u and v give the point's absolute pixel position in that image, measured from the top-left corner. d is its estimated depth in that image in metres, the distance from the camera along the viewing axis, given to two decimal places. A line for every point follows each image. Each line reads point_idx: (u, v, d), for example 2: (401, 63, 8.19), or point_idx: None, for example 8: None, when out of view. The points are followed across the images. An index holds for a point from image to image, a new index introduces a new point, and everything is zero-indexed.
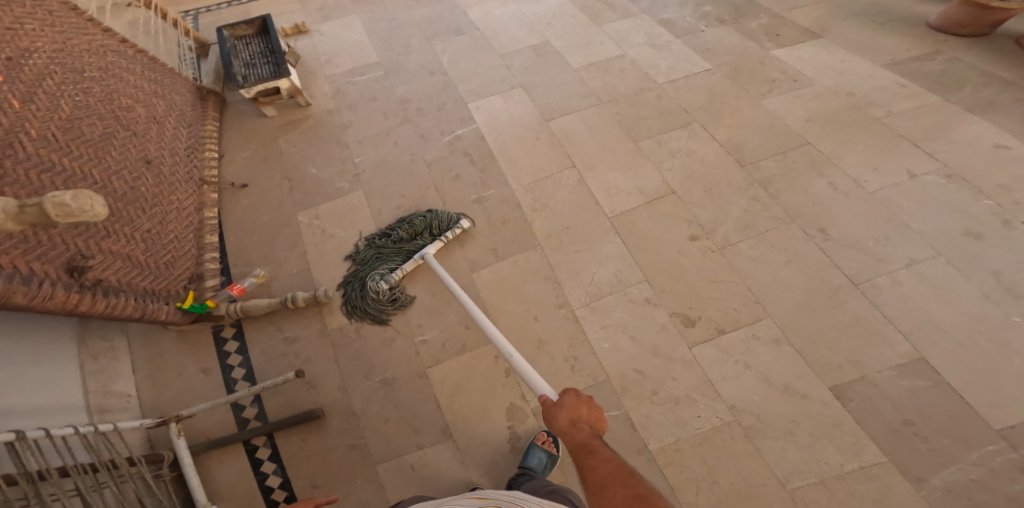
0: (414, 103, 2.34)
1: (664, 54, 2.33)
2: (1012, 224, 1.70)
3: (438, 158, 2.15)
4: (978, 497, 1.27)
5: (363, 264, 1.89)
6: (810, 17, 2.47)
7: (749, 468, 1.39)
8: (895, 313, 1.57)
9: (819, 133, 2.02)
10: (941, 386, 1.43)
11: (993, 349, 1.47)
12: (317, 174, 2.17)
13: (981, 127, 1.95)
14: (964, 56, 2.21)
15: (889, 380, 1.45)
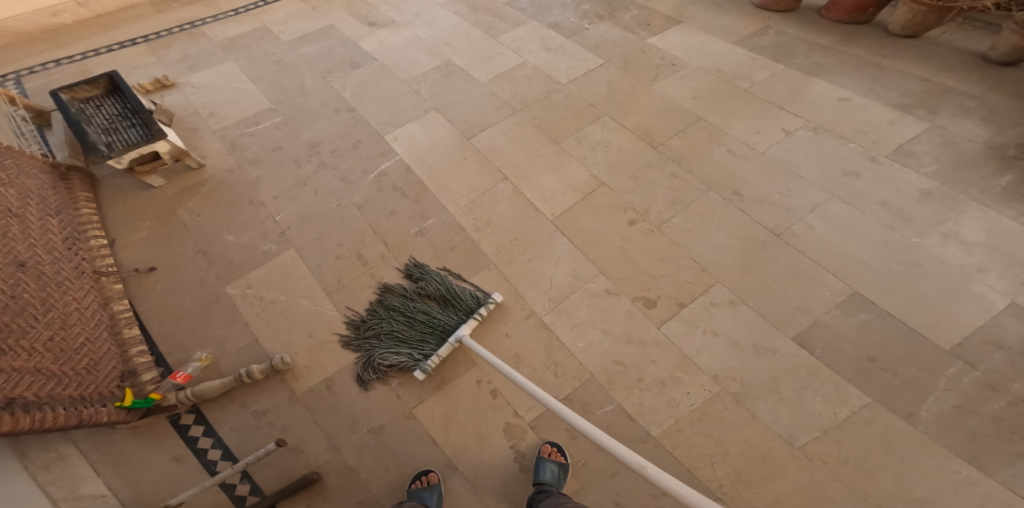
0: (326, 145, 2.23)
1: (561, 55, 2.32)
2: (877, 159, 2.00)
3: (367, 199, 2.06)
4: (964, 420, 1.44)
5: (384, 323, 1.77)
6: (668, 4, 2.56)
7: (753, 434, 1.49)
8: (818, 254, 1.79)
9: (705, 110, 2.13)
10: (881, 315, 1.64)
11: (905, 270, 1.73)
12: (236, 242, 1.96)
13: (822, 87, 2.23)
14: (787, 28, 2.46)
15: (838, 319, 1.64)
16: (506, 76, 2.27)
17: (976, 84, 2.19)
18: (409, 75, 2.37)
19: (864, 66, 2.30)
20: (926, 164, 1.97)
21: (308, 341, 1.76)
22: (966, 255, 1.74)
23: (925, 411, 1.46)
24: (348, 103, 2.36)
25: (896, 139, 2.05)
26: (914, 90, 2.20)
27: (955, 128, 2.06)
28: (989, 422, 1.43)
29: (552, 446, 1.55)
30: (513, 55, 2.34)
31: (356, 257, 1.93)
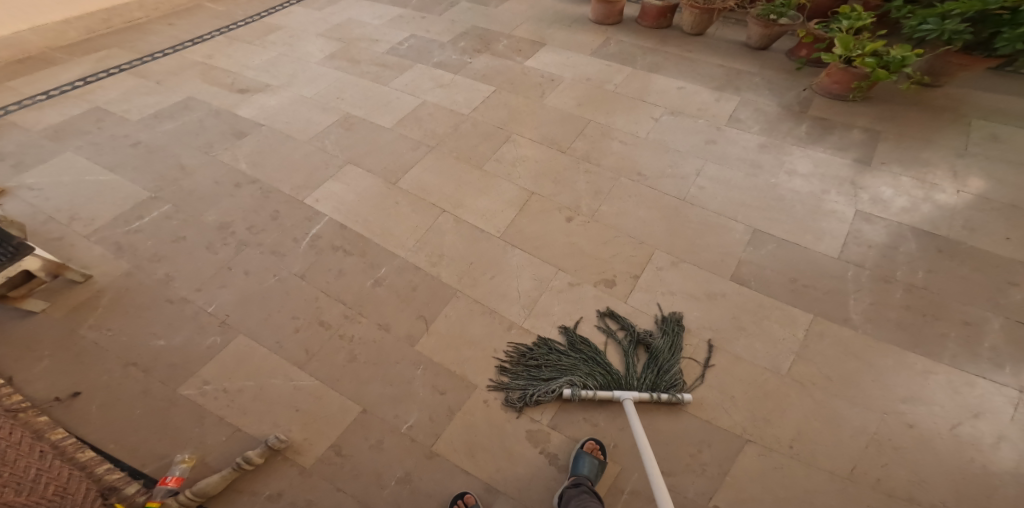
0: (239, 223, 2.09)
1: (455, 90, 2.53)
2: (722, 128, 2.49)
3: (308, 266, 1.98)
4: (885, 313, 1.86)
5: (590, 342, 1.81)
6: (528, 31, 2.88)
7: (745, 373, 1.72)
8: (718, 207, 2.17)
9: (593, 112, 2.46)
10: (781, 243, 2.06)
11: (778, 204, 2.20)
12: (168, 344, 1.72)
13: (666, 80, 2.69)
14: (621, 37, 2.92)
15: (754, 253, 2.03)
16: (412, 115, 2.42)
17: (760, 64, 2.88)
18: (309, 133, 2.41)
19: (687, 59, 2.84)
20: (754, 125, 2.53)
21: (298, 414, 1.63)
22: (808, 183, 2.30)
23: (856, 313, 1.86)
24: (252, 175, 2.27)
25: (728, 110, 2.58)
26: (727, 73, 2.79)
27: (764, 96, 2.69)
28: (903, 311, 1.86)
29: (597, 445, 1.58)
30: (410, 95, 2.51)
31: (317, 324, 1.83)
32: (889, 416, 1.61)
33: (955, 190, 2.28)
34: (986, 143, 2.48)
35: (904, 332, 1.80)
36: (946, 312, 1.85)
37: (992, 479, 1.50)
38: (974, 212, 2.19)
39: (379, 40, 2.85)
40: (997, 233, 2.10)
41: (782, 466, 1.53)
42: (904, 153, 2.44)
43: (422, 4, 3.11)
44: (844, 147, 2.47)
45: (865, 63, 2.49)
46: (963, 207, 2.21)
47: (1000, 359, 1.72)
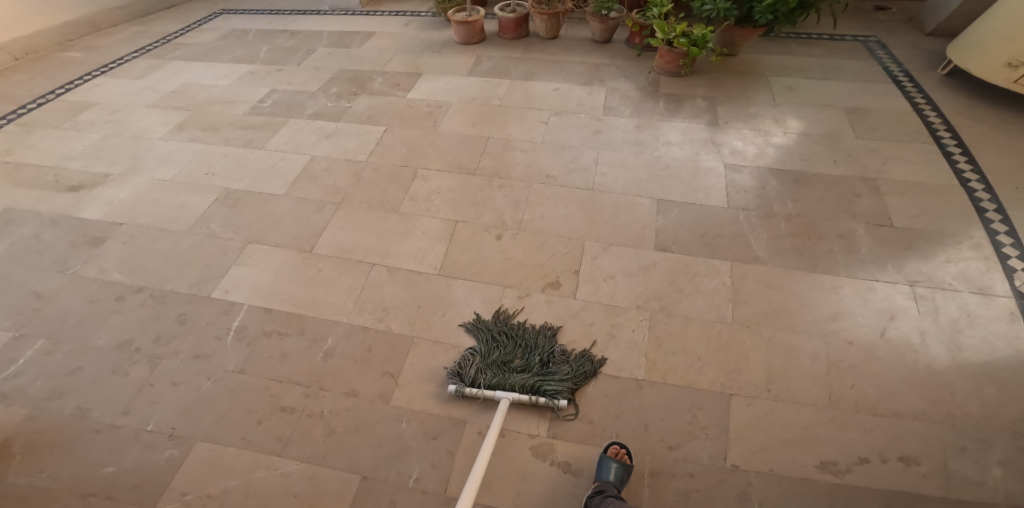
0: (142, 336, 1.81)
1: (343, 137, 2.41)
2: (602, 118, 2.72)
3: (245, 358, 1.79)
4: (785, 245, 2.17)
5: (506, 339, 1.85)
6: (400, 64, 2.85)
7: (696, 331, 1.93)
8: (622, 189, 2.35)
9: (488, 129, 2.52)
10: (682, 206, 2.29)
11: (668, 174, 2.45)
12: (119, 469, 1.52)
13: (543, 84, 2.87)
14: (490, 53, 3.02)
15: (665, 221, 2.22)
16: (306, 173, 2.26)
17: (609, 56, 3.15)
18: (190, 217, 2.13)
19: (551, 62, 3.03)
20: (623, 111, 2.79)
21: (299, 500, 1.48)
22: (679, 149, 2.59)
23: (762, 250, 2.15)
24: (137, 279, 1.95)
25: (597, 102, 2.81)
26: (584, 69, 3.02)
27: (621, 85, 2.96)
28: (792, 238, 2.19)
29: (621, 446, 1.61)
30: (296, 154, 2.33)
31: (278, 410, 1.67)
32: (830, 338, 1.91)
33: (786, 131, 2.74)
34: (789, 93, 3.00)
35: (799, 256, 2.13)
36: (821, 228, 2.23)
37: (944, 377, 1.80)
38: (807, 144, 2.65)
39: (234, 100, 2.60)
40: (827, 159, 2.57)
41: (771, 410, 1.74)
42: (741, 111, 2.86)
43: (271, 56, 2.89)
44: (695, 114, 2.82)
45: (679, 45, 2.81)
46: (799, 143, 2.66)
47: (879, 258, 2.13)
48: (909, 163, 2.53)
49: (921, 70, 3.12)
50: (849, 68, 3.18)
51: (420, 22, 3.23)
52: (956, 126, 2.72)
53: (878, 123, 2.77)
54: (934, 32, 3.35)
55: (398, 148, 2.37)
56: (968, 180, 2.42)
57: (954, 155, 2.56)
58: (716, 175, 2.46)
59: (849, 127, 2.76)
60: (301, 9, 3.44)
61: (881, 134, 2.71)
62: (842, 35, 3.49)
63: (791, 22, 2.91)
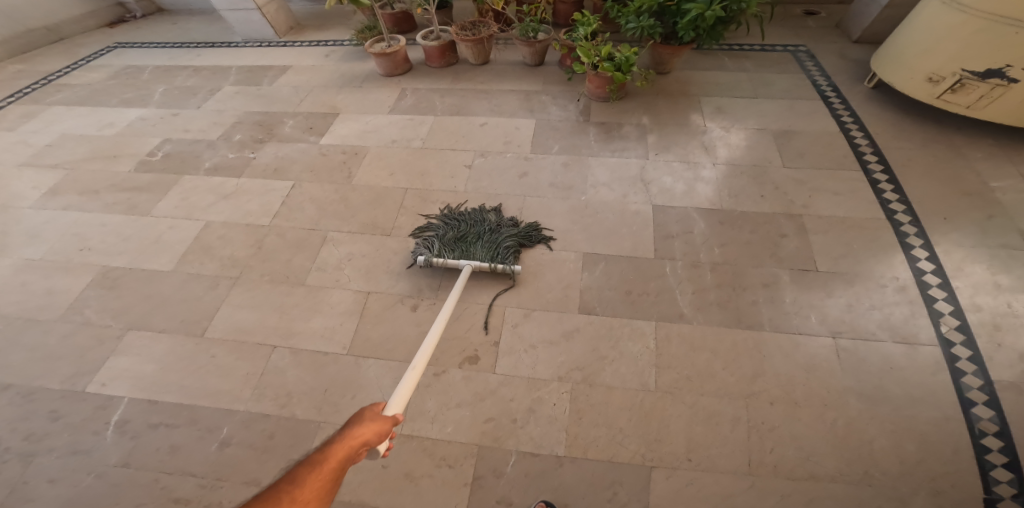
0: (13, 435, 1.71)
1: (242, 197, 2.24)
2: (530, 157, 2.32)
3: (130, 450, 1.68)
4: (716, 299, 1.95)
5: (462, 227, 2.05)
6: (317, 104, 2.62)
7: (619, 399, 1.80)
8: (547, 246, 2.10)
9: (404, 179, 2.26)
10: (609, 259, 2.05)
11: (595, 227, 2.13)
12: None
13: (474, 119, 2.47)
14: (417, 84, 2.68)
15: (590, 279, 2.02)
16: (199, 243, 2.15)
17: (541, 82, 2.64)
18: (63, 303, 2.00)
19: (478, 97, 2.58)
20: (551, 146, 2.36)
21: None
22: (612, 190, 2.22)
23: (686, 307, 1.95)
24: (4, 376, 1.84)
25: (527, 137, 2.39)
26: (513, 102, 2.55)
27: (552, 111, 2.51)
28: (717, 291, 1.96)
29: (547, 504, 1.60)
30: (189, 220, 2.20)
31: (169, 504, 1.59)
32: (752, 400, 1.76)
33: (711, 163, 2.28)
34: (715, 117, 2.47)
35: (724, 311, 1.93)
36: (747, 282, 1.96)
37: (865, 433, 1.66)
38: (729, 180, 2.21)
39: (118, 154, 2.42)
40: (754, 195, 2.14)
41: (692, 481, 1.63)
42: (671, 140, 2.38)
43: (167, 98, 2.72)
44: (632, 149, 2.35)
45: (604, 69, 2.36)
46: (730, 174, 2.22)
47: (802, 307, 1.90)
48: (835, 195, 2.11)
49: (849, 79, 2.60)
50: (777, 83, 2.60)
51: (342, 52, 2.95)
52: (883, 148, 2.25)
53: (809, 149, 2.28)
54: (860, 39, 2.78)
55: (305, 209, 2.20)
56: (894, 211, 2.05)
57: (880, 184, 2.13)
58: (655, 218, 2.13)
59: (778, 155, 2.26)
60: (210, 41, 3.17)
61: (816, 170, 2.20)
62: (772, 46, 2.86)
63: (714, 38, 2.42)
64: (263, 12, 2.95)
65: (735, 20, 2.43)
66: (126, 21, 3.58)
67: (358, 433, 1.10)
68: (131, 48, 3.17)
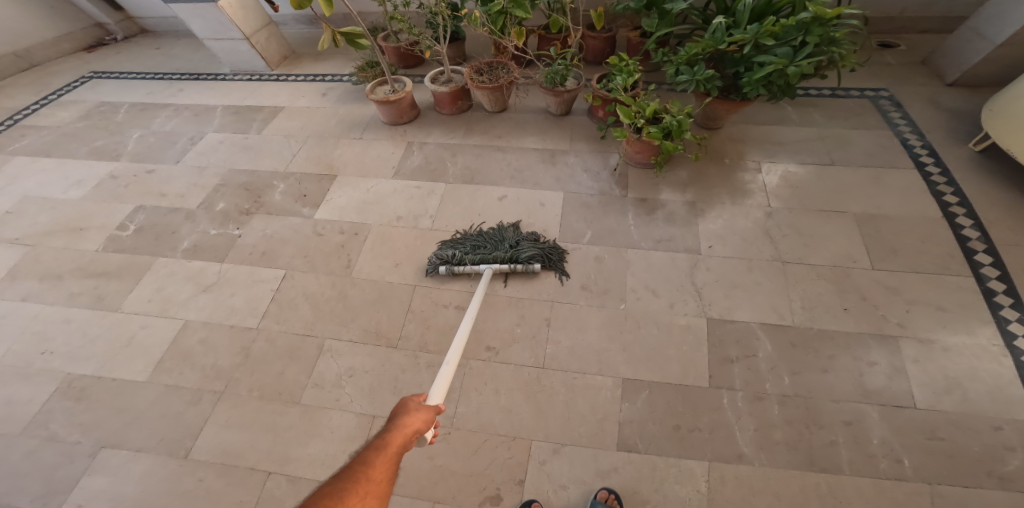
0: None
1: (227, 289, 1.97)
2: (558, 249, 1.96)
3: None
4: (788, 438, 1.57)
5: (482, 232, 1.98)
6: (313, 159, 2.27)
7: None
8: (581, 365, 1.74)
9: (413, 273, 1.97)
10: (654, 387, 1.69)
11: (635, 342, 1.77)
12: None
13: (491, 189, 2.11)
14: (428, 138, 2.32)
15: (632, 409, 1.66)
16: (175, 347, 1.86)
17: (568, 138, 2.25)
18: (23, 418, 1.72)
19: (496, 158, 2.20)
20: (583, 233, 1.98)
21: None
22: (658, 295, 1.85)
23: (746, 446, 1.56)
24: None
25: (556, 218, 2.01)
26: (535, 163, 2.16)
27: (583, 177, 2.10)
28: (786, 429, 1.58)
29: None
30: (165, 316, 1.92)
31: None
32: None
33: (779, 261, 1.88)
34: (785, 191, 2.03)
35: (797, 452, 1.54)
36: (826, 422, 1.58)
37: None
38: (802, 283, 1.83)
39: (85, 226, 2.10)
40: (834, 307, 1.78)
41: None
42: (728, 225, 1.97)
43: (142, 148, 2.37)
44: (684, 237, 1.95)
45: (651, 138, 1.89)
46: (804, 276, 1.85)
47: (893, 449, 1.53)
48: (938, 310, 1.73)
49: (947, 140, 2.15)
50: (857, 143, 2.16)
51: (340, 90, 2.63)
52: (998, 243, 1.83)
53: (903, 241, 1.88)
54: (956, 82, 2.35)
55: (299, 308, 1.92)
56: (1014, 334, 1.66)
57: (996, 296, 1.73)
58: (709, 336, 1.76)
59: (865, 251, 1.88)
60: (193, 71, 2.84)
61: (912, 275, 1.81)
62: (845, 87, 2.43)
63: (789, 95, 1.98)
64: (252, 42, 2.64)
65: (818, 73, 2.02)
66: (106, 43, 3.22)
67: (408, 422, 1.11)
68: (107, 78, 2.83)
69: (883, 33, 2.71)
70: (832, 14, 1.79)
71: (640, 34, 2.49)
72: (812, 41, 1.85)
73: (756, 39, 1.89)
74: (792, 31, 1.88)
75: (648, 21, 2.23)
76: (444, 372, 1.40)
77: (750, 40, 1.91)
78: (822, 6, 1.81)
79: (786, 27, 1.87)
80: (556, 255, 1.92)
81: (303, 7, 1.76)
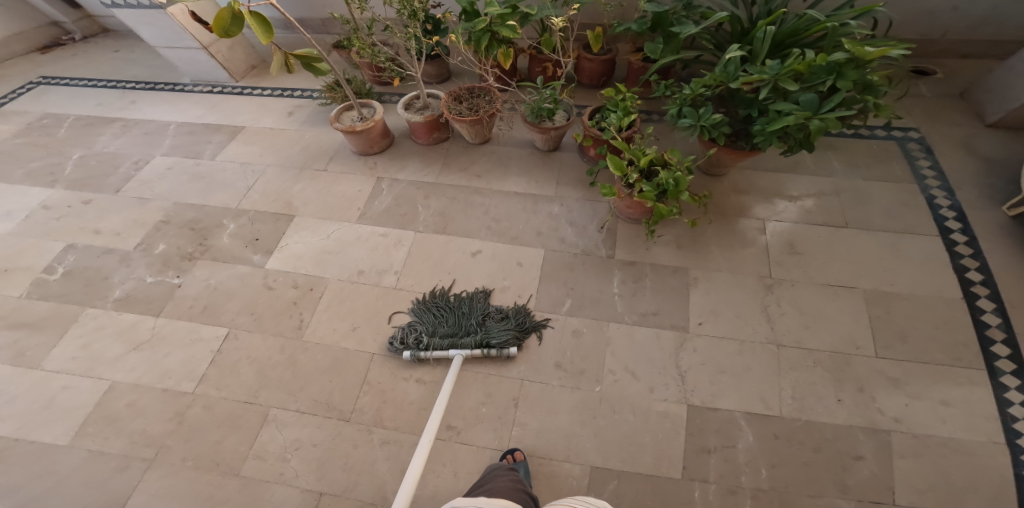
0: None
1: (161, 348, 1.76)
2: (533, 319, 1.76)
3: None
4: None
5: (449, 304, 1.76)
6: (269, 195, 2.03)
7: None
8: (549, 449, 1.53)
9: (371, 336, 1.76)
10: (624, 477, 1.48)
11: (609, 426, 1.56)
12: None
13: (463, 240, 1.88)
14: (398, 173, 2.08)
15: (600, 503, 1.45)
16: (100, 412, 1.65)
17: (553, 178, 2.00)
18: None
19: (472, 203, 1.96)
20: (561, 301, 1.77)
21: None
22: (637, 377, 1.64)
23: None
24: None
25: (532, 282, 1.80)
26: (515, 210, 1.93)
27: (568, 232, 1.87)
28: None
29: None
30: (89, 378, 1.71)
31: None
32: None
33: (774, 344, 1.66)
34: (790, 261, 1.80)
35: None
36: None
37: None
38: (797, 370, 1.61)
39: (10, 267, 1.89)
40: (826, 398, 1.56)
41: None
42: (721, 298, 1.75)
43: (82, 173, 2.13)
44: (671, 312, 1.74)
45: (643, 196, 1.60)
46: (799, 364, 1.63)
47: None
48: (941, 404, 1.52)
49: (979, 198, 1.89)
50: (876, 199, 1.92)
51: (308, 109, 2.38)
52: (1020, 333, 1.60)
53: (914, 326, 1.65)
54: (997, 123, 2.09)
55: (243, 372, 1.72)
56: (1018, 433, 1.46)
57: (1007, 392, 1.52)
58: (688, 424, 1.55)
59: (870, 336, 1.65)
60: (150, 80, 2.59)
61: (916, 366, 1.59)
62: (869, 126, 2.17)
63: (809, 148, 1.64)
64: (210, 51, 2.38)
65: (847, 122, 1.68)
66: (63, 43, 2.93)
67: None
68: (56, 84, 2.59)
69: (918, 57, 2.43)
70: (873, 55, 1.44)
71: (642, 58, 2.20)
72: (845, 87, 1.50)
73: (777, 80, 1.56)
74: (820, 72, 1.54)
75: (652, 46, 1.92)
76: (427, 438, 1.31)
77: (769, 81, 1.58)
78: (861, 45, 1.47)
79: (814, 66, 1.53)
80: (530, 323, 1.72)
81: (230, 33, 1.47)
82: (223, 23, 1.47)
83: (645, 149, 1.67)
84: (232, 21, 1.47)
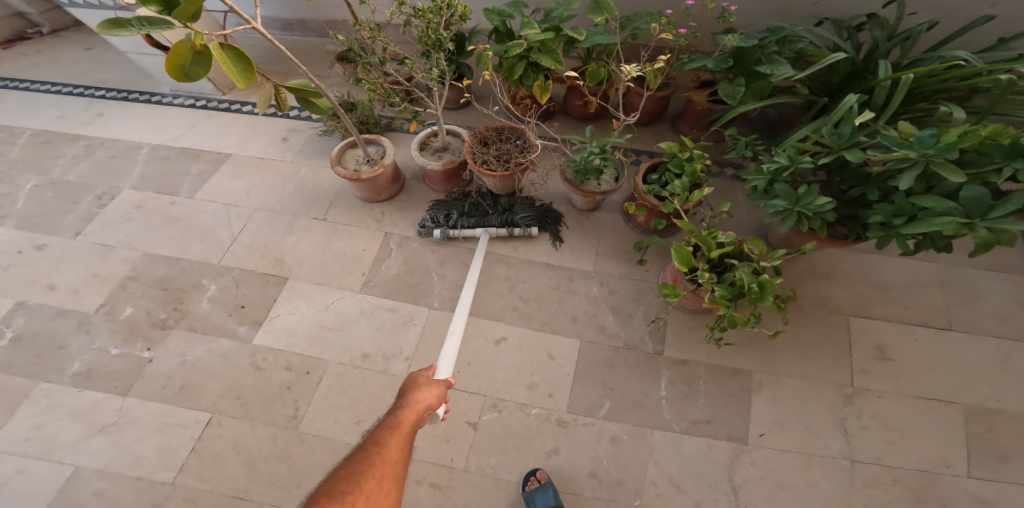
0: None
1: (130, 428, 1.46)
2: (566, 419, 1.50)
3: None
4: None
5: (474, 188, 1.85)
6: (258, 250, 1.75)
7: None
8: None
9: (378, 430, 1.50)
10: None
11: None
12: None
13: (483, 321, 1.63)
14: (409, 230, 1.81)
15: None
16: (61, 504, 1.35)
17: (590, 246, 1.74)
18: None
19: (495, 276, 1.71)
20: (599, 401, 1.52)
21: None
22: (684, 492, 1.40)
23: None
24: None
25: (566, 378, 1.54)
26: (545, 288, 1.68)
27: (609, 320, 1.62)
28: None
29: None
30: (44, 460, 1.40)
31: None
32: None
33: (848, 459, 1.43)
34: (879, 368, 1.54)
35: None
36: None
37: None
38: (872, 494, 1.39)
39: None
40: None
41: None
42: (800, 407, 1.50)
43: (34, 208, 1.81)
44: (729, 420, 1.48)
45: (714, 298, 1.32)
46: (875, 482, 1.40)
47: None
48: None
49: None
50: (987, 294, 1.64)
51: (306, 134, 2.06)
52: None
53: (1019, 449, 1.42)
54: None
55: (226, 465, 1.43)
56: None
57: None
58: None
59: (963, 456, 1.42)
60: (122, 87, 2.24)
61: (1015, 493, 1.37)
62: None
63: (948, 248, 1.26)
64: None
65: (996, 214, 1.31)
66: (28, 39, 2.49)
67: (419, 397, 1.12)
68: (12, 89, 2.23)
69: None
70: None
71: (708, 97, 1.87)
72: None
73: (929, 163, 1.17)
74: (995, 154, 1.16)
75: (730, 88, 1.66)
76: (451, 336, 1.44)
77: (916, 161, 1.18)
78: None
79: (987, 145, 1.15)
80: (553, 215, 1.78)
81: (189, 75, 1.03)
82: (181, 60, 1.02)
83: (719, 236, 1.35)
84: (195, 59, 1.02)
